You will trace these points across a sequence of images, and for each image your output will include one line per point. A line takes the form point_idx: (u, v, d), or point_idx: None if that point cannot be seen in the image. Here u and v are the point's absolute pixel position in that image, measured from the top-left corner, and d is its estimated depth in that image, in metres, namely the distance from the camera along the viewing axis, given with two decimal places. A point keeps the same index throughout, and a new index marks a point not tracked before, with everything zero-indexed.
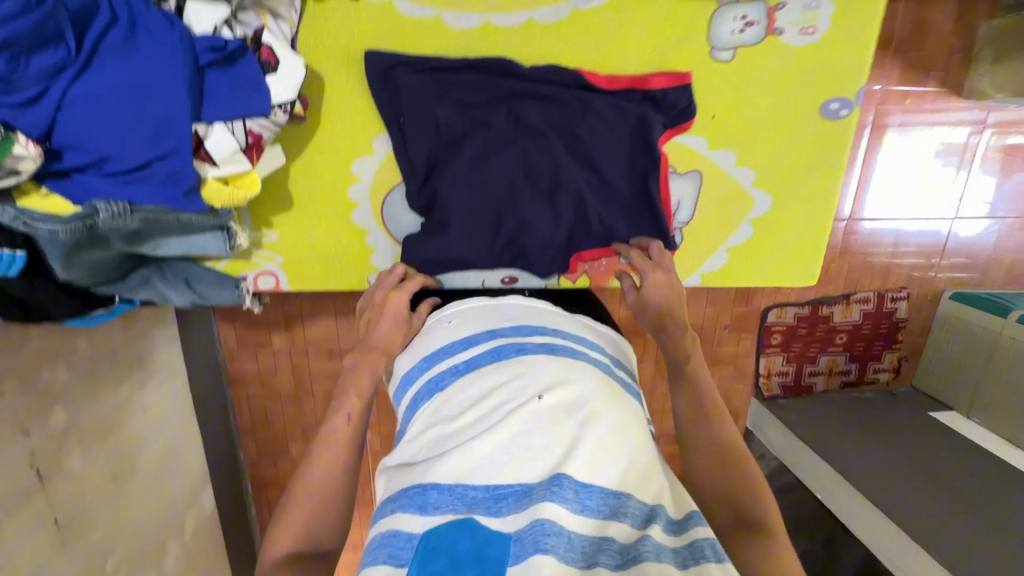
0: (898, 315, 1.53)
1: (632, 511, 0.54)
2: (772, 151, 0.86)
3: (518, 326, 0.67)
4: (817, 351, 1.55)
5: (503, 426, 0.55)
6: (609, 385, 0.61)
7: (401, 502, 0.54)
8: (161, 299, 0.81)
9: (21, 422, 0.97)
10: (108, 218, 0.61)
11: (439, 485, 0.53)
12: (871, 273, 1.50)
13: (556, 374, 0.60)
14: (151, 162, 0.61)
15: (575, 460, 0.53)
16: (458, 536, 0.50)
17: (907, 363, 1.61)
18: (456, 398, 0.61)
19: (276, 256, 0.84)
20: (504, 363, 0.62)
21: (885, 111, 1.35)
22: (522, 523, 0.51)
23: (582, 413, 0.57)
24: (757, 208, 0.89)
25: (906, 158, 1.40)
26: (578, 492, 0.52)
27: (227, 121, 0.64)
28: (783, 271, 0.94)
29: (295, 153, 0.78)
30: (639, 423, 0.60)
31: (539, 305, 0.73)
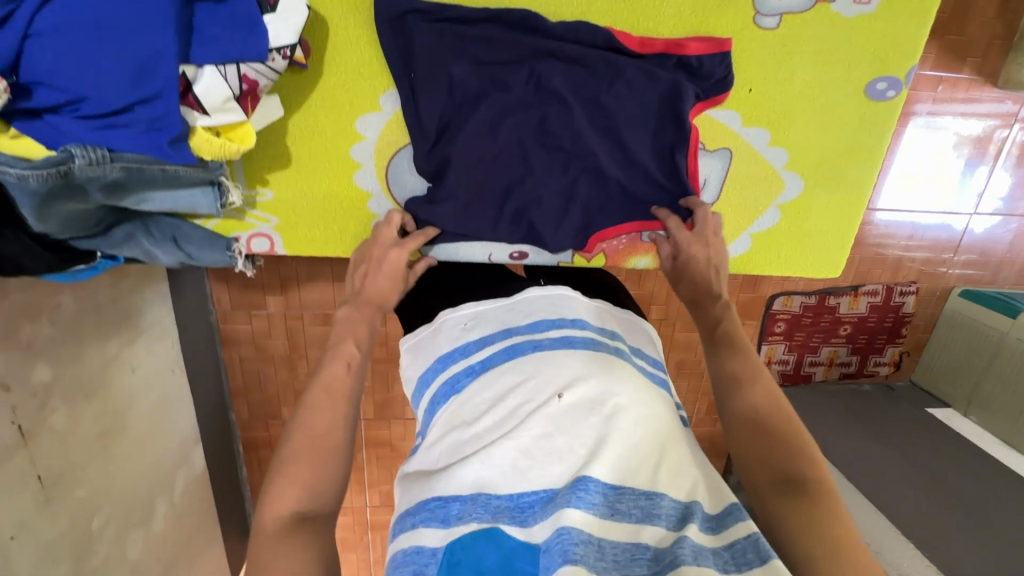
0: (905, 309, 1.49)
1: (666, 513, 0.51)
2: (808, 131, 0.80)
3: (534, 322, 0.62)
4: (819, 341, 1.52)
5: (522, 430, 0.52)
6: (633, 374, 0.58)
7: (419, 516, 0.51)
8: (147, 257, 0.75)
9: (2, 377, 0.93)
10: (84, 166, 0.55)
11: (461, 496, 0.50)
12: (881, 264, 1.45)
13: (577, 370, 0.56)
14: (133, 106, 0.54)
15: (600, 461, 0.51)
16: (484, 547, 0.47)
17: (908, 357, 1.57)
18: (474, 398, 0.57)
19: (271, 217, 0.78)
20: (521, 362, 0.58)
21: (915, 97, 1.27)
22: (549, 532, 0.48)
23: (604, 408, 0.54)
24: (786, 193, 0.84)
25: (930, 150, 1.33)
26: (606, 495, 0.50)
27: (219, 64, 0.57)
28: (806, 261, 0.89)
29: (295, 106, 0.71)
30: (667, 415, 0.56)
31: (563, 290, 0.67)
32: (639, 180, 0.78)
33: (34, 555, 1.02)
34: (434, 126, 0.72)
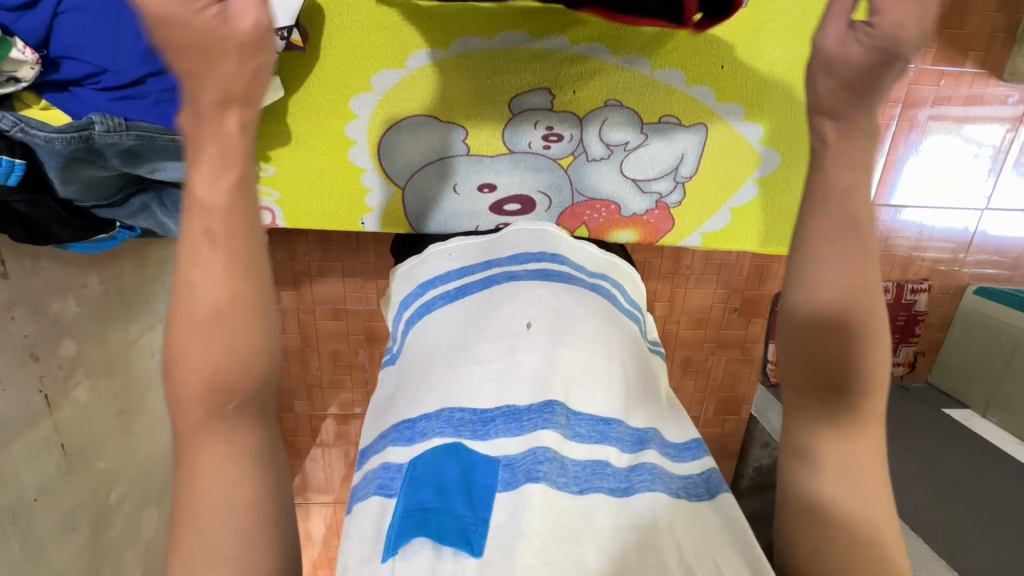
0: (918, 307, 1.48)
1: (619, 436, 0.53)
2: (783, 108, 0.83)
3: (514, 255, 0.66)
4: None
5: (490, 352, 0.56)
6: (602, 310, 0.61)
7: (392, 435, 0.55)
8: (160, 228, 0.82)
9: (31, 348, 1.01)
10: (103, 132, 0.62)
11: (426, 415, 0.54)
12: (889, 262, 1.45)
13: (548, 301, 0.60)
14: (145, 79, 0.62)
15: (560, 382, 0.54)
16: (446, 463, 0.49)
17: (923, 357, 1.55)
18: (448, 319, 0.61)
19: (274, 191, 0.84)
20: (495, 291, 0.62)
21: (917, 91, 1.28)
22: (513, 450, 0.50)
23: (572, 337, 0.57)
24: (762, 167, 0.87)
25: (936, 150, 1.34)
26: (569, 418, 0.52)
27: None
28: (785, 236, 0.91)
29: (295, 87, 0.78)
30: (633, 350, 0.61)
31: (549, 229, 0.70)
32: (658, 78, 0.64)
33: (55, 519, 1.08)
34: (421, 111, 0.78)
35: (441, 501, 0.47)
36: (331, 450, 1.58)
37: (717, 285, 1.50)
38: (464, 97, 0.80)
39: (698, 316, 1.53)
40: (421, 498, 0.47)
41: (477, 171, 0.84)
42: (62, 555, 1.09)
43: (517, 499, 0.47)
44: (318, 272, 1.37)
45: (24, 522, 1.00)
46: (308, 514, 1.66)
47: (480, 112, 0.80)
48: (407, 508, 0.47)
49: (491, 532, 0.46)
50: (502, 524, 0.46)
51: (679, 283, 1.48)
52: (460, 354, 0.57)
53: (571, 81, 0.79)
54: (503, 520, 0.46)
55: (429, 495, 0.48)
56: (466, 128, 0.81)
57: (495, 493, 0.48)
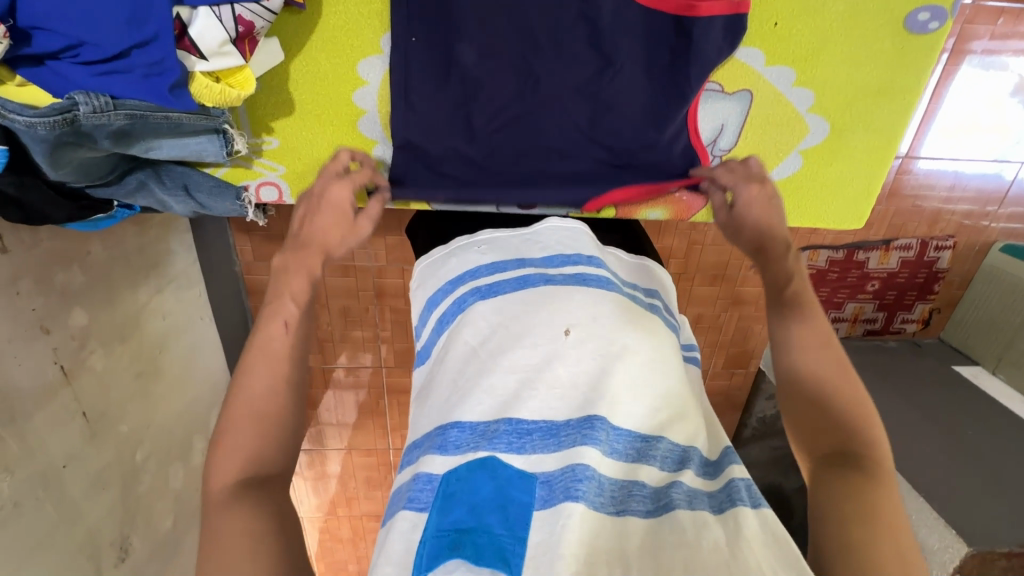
0: (939, 264, 1.43)
1: (660, 454, 0.53)
2: (839, 70, 0.74)
3: (550, 257, 0.64)
4: (844, 298, 1.47)
5: (525, 359, 0.54)
6: (642, 318, 0.59)
7: (425, 444, 0.54)
8: (161, 206, 0.76)
9: (40, 319, 0.99)
10: (90, 113, 0.56)
11: (459, 423, 0.52)
12: (916, 217, 1.38)
13: (589, 309, 0.57)
14: (129, 52, 0.54)
15: (597, 395, 0.52)
16: (479, 478, 0.49)
17: (938, 314, 1.52)
18: (479, 319, 0.58)
19: (278, 165, 0.78)
20: (530, 293, 0.59)
21: (971, 32, 1.17)
22: (552, 467, 0.49)
23: (611, 348, 0.55)
24: (809, 138, 0.79)
25: (982, 96, 1.24)
26: (610, 434, 0.51)
27: (213, 6, 0.56)
28: (824, 211, 0.85)
29: (296, 50, 0.70)
30: (673, 362, 0.58)
31: (587, 231, 0.67)
32: (642, 153, 0.78)
33: (85, 481, 1.11)
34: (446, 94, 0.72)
35: (475, 520, 0.47)
36: (343, 403, 1.60)
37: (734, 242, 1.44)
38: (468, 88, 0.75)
39: (714, 273, 1.49)
40: (454, 518, 0.47)
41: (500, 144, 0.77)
42: (97, 513, 1.14)
43: (556, 518, 0.46)
44: None
45: (56, 486, 1.03)
46: (324, 460, 1.71)
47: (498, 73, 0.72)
48: (440, 528, 0.47)
49: (529, 553, 0.45)
50: (541, 542, 0.45)
51: (695, 239, 1.43)
52: (491, 359, 0.55)
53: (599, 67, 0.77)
54: (542, 539, 0.46)
55: (463, 514, 0.47)
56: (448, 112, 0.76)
57: (533, 511, 0.48)
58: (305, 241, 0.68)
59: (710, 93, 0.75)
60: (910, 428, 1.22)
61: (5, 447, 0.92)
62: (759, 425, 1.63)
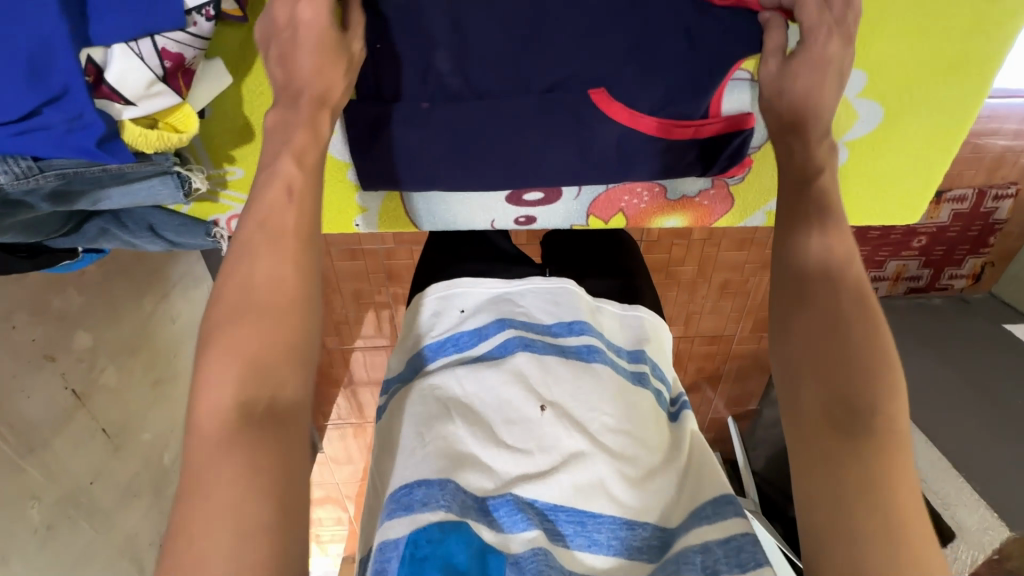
0: (997, 215, 1.29)
1: (643, 544, 0.52)
2: (900, 46, 0.60)
3: (530, 322, 0.64)
4: (887, 255, 1.35)
5: (499, 437, 0.55)
6: (624, 391, 0.59)
7: (388, 508, 0.51)
8: (130, 246, 0.71)
9: (44, 348, 0.98)
10: (13, 181, 0.50)
11: (427, 481, 0.51)
12: (974, 163, 1.23)
13: (567, 385, 0.58)
14: (40, 109, 0.46)
15: (576, 481, 0.53)
16: (454, 542, 0.47)
17: (991, 267, 1.39)
18: (453, 382, 0.58)
19: (246, 198, 0.70)
20: (506, 361, 0.59)
21: None
22: (522, 550, 0.49)
23: (590, 430, 0.56)
24: (857, 126, 0.66)
25: None
26: (583, 529, 0.52)
27: (130, 42, 0.47)
28: (869, 203, 0.73)
29: (243, 69, 0.59)
30: (657, 439, 0.58)
31: (574, 285, 0.66)
32: (659, 161, 0.66)
33: (116, 493, 1.15)
34: (424, 108, 0.62)
35: None
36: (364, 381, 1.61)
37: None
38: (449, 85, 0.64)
39: (742, 238, 1.38)
40: None
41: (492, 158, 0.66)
42: (132, 518, 1.19)
43: None
44: None
45: (87, 502, 1.07)
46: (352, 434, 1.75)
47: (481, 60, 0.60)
48: None
49: None
50: None
51: None
52: (464, 429, 0.55)
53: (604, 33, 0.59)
54: None
55: None
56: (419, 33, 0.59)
57: None
58: (296, 95, 0.52)
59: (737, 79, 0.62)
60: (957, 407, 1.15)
61: (28, 477, 0.94)
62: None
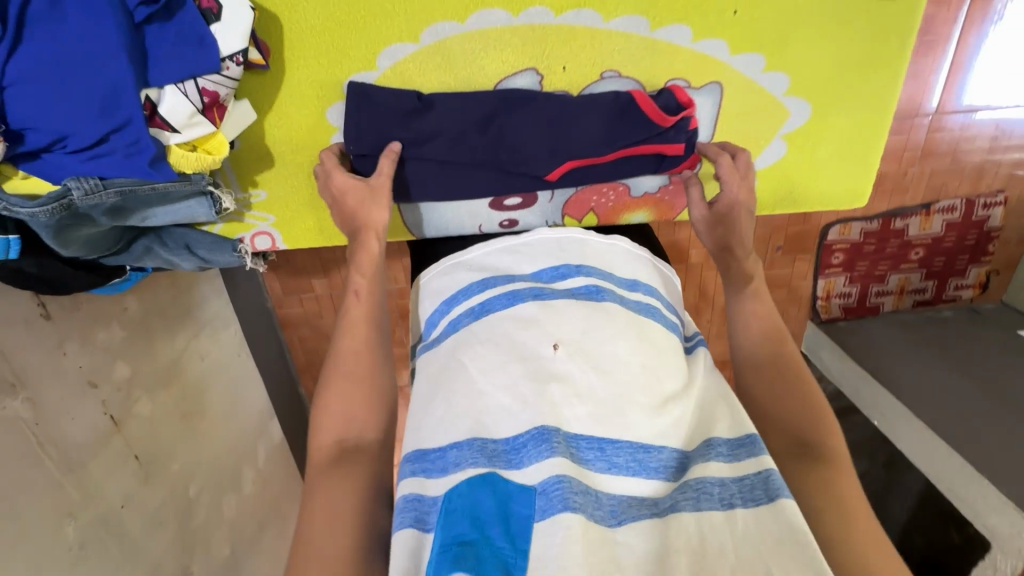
0: (990, 223, 1.37)
1: (661, 463, 0.60)
2: (809, 49, 0.71)
3: (539, 270, 0.73)
4: (886, 269, 1.43)
5: (519, 375, 0.61)
6: (628, 324, 0.67)
7: (424, 465, 0.60)
8: (169, 265, 0.82)
9: (88, 375, 1.09)
10: (83, 196, 0.62)
11: (456, 445, 0.59)
12: (958, 175, 1.31)
13: (576, 324, 0.65)
14: (108, 136, 0.59)
15: (593, 405, 0.60)
16: (480, 493, 0.55)
17: (996, 277, 1.45)
18: (472, 337, 0.66)
19: (268, 215, 0.82)
20: (518, 308, 0.67)
21: None
22: (545, 477, 0.54)
23: (601, 360, 0.63)
24: (791, 121, 0.76)
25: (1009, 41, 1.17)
26: (604, 450, 0.58)
27: (177, 83, 0.60)
28: (817, 193, 0.82)
29: (267, 108, 0.73)
30: (668, 363, 0.66)
31: (577, 236, 0.75)
32: (616, 164, 0.76)
33: (144, 518, 1.21)
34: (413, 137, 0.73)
35: (477, 533, 0.53)
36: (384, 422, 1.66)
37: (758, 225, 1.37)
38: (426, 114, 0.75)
39: None
40: (458, 532, 0.54)
41: None
42: (157, 546, 1.23)
43: (554, 527, 0.51)
44: None
45: (116, 526, 1.13)
46: None
47: None
48: (444, 544, 0.53)
49: (530, 562, 0.51)
50: (542, 552, 0.51)
51: None
52: (481, 375, 0.62)
53: (561, 58, 0.71)
54: (542, 549, 0.51)
55: (465, 528, 0.54)
56: None
57: (534, 522, 0.53)
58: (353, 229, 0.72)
59: (665, 138, 0.73)
60: (965, 409, 1.15)
61: (67, 495, 1.02)
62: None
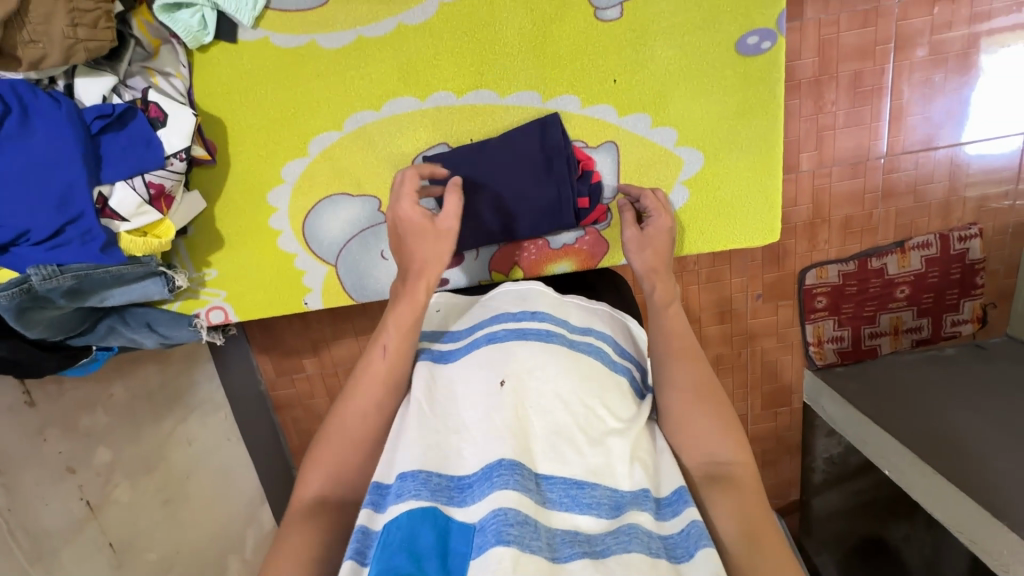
0: (972, 256, 1.32)
1: (595, 501, 0.56)
2: (689, 103, 0.78)
3: (494, 315, 0.71)
4: (874, 310, 1.37)
5: (471, 415, 0.60)
6: (577, 367, 0.65)
7: (370, 498, 0.57)
8: (134, 343, 0.88)
9: (67, 461, 1.09)
10: (41, 281, 0.70)
11: (404, 474, 0.55)
12: (926, 212, 1.29)
13: (526, 362, 0.63)
14: (64, 227, 0.68)
15: (545, 439, 0.59)
16: (422, 525, 0.52)
17: (994, 309, 1.39)
18: (429, 383, 0.65)
19: (220, 290, 0.89)
20: (475, 352, 0.66)
21: (910, 29, 1.14)
22: (484, 513, 0.52)
23: (539, 401, 0.61)
24: (687, 169, 0.82)
25: (952, 84, 1.18)
26: (541, 484, 0.56)
27: (127, 179, 0.71)
28: (729, 232, 0.86)
29: (215, 197, 0.83)
30: (618, 405, 0.65)
31: (536, 287, 0.75)
32: (537, 217, 0.83)
33: None
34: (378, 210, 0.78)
35: (414, 567, 0.50)
36: None
37: (732, 274, 1.35)
38: (351, 176, 0.83)
39: (721, 310, 1.39)
40: (395, 564, 0.49)
41: None
42: None
43: (487, 562, 0.48)
44: (334, 337, 1.54)
45: None
46: None
47: (396, 178, 0.83)
48: None
49: None
50: None
51: (689, 280, 1.35)
52: (435, 416, 0.61)
53: (470, 133, 0.81)
54: None
55: (403, 560, 0.50)
56: (379, 197, 0.84)
57: (469, 561, 0.50)
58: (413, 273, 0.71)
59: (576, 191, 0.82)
60: (985, 456, 1.07)
61: None
62: (827, 466, 1.47)
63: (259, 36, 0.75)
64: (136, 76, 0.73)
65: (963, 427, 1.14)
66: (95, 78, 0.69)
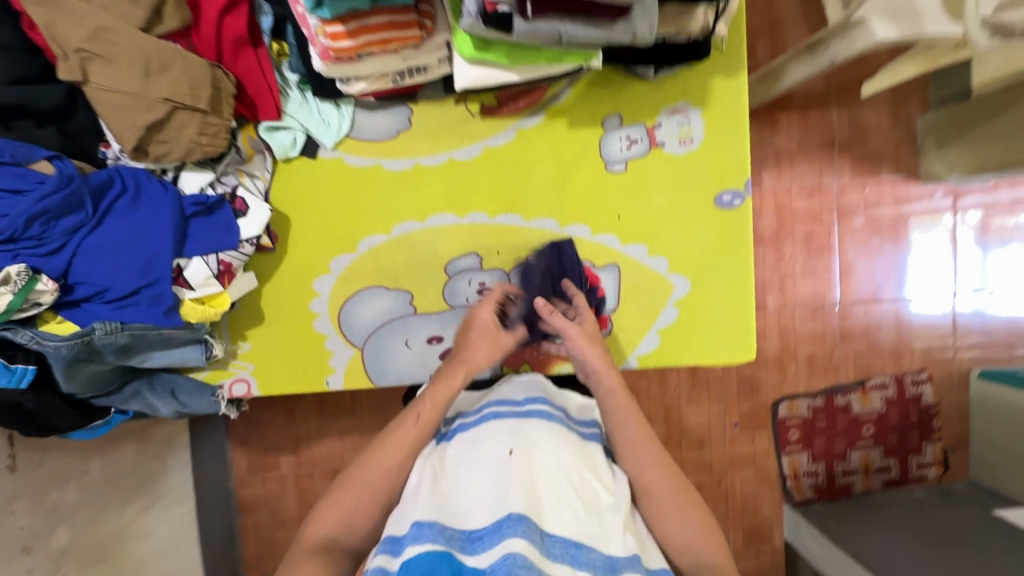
0: (925, 400, 1.47)
1: (590, 563, 0.60)
2: (679, 240, 0.96)
3: (501, 399, 0.80)
4: (844, 446, 1.47)
5: (480, 478, 0.66)
6: (572, 445, 0.73)
7: (386, 545, 0.61)
8: (150, 409, 0.93)
9: (23, 539, 0.94)
10: (102, 335, 0.77)
11: (421, 521, 0.60)
12: (880, 355, 1.46)
13: (528, 436, 0.71)
14: (140, 289, 0.77)
15: (546, 500, 0.64)
16: (438, 563, 0.56)
17: (954, 454, 1.49)
18: (444, 455, 0.72)
19: (249, 363, 0.95)
20: (482, 427, 0.74)
21: (848, 204, 1.42)
22: (495, 559, 0.56)
23: (541, 470, 0.67)
24: (677, 292, 0.97)
25: (886, 250, 1.44)
26: (544, 537, 0.60)
27: (204, 255, 0.82)
28: (712, 349, 0.99)
29: (267, 278, 0.94)
30: (609, 480, 0.71)
31: (536, 380, 0.87)
32: None
33: None
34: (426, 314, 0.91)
35: None
36: None
37: (711, 401, 1.45)
38: (391, 272, 0.96)
39: (700, 438, 1.45)
40: None
41: (426, 326, 0.97)
42: None
43: None
44: (317, 434, 1.53)
45: None
46: None
47: (429, 279, 0.96)
48: None
49: None
50: None
51: (672, 403, 1.43)
52: (448, 481, 0.67)
53: (498, 247, 0.96)
54: None
55: None
56: (412, 293, 0.96)
57: None
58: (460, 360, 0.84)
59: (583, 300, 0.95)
60: None
61: None
62: None
63: (336, 155, 0.93)
64: (229, 175, 0.87)
65: (944, 567, 1.17)
66: (198, 173, 0.84)
